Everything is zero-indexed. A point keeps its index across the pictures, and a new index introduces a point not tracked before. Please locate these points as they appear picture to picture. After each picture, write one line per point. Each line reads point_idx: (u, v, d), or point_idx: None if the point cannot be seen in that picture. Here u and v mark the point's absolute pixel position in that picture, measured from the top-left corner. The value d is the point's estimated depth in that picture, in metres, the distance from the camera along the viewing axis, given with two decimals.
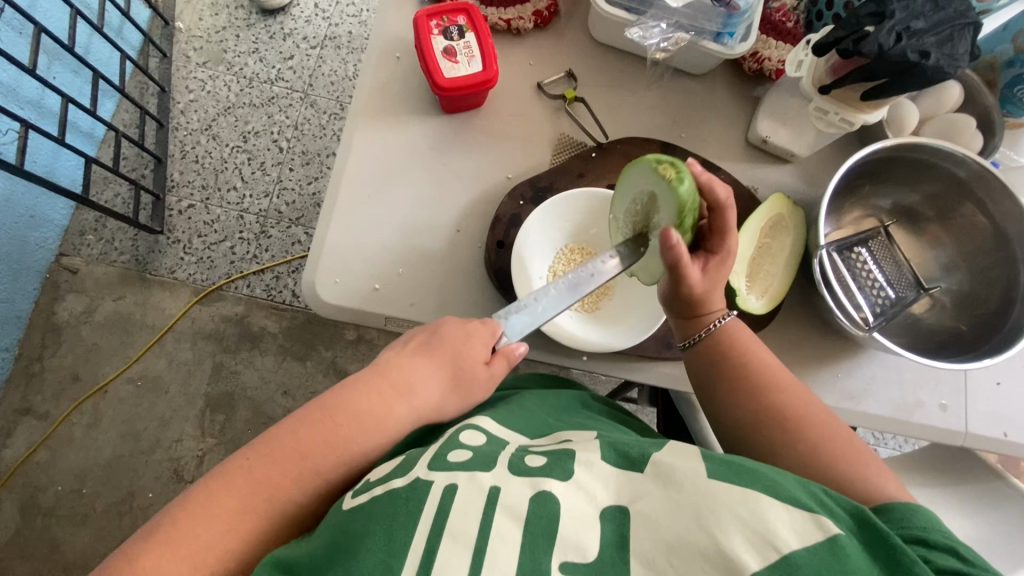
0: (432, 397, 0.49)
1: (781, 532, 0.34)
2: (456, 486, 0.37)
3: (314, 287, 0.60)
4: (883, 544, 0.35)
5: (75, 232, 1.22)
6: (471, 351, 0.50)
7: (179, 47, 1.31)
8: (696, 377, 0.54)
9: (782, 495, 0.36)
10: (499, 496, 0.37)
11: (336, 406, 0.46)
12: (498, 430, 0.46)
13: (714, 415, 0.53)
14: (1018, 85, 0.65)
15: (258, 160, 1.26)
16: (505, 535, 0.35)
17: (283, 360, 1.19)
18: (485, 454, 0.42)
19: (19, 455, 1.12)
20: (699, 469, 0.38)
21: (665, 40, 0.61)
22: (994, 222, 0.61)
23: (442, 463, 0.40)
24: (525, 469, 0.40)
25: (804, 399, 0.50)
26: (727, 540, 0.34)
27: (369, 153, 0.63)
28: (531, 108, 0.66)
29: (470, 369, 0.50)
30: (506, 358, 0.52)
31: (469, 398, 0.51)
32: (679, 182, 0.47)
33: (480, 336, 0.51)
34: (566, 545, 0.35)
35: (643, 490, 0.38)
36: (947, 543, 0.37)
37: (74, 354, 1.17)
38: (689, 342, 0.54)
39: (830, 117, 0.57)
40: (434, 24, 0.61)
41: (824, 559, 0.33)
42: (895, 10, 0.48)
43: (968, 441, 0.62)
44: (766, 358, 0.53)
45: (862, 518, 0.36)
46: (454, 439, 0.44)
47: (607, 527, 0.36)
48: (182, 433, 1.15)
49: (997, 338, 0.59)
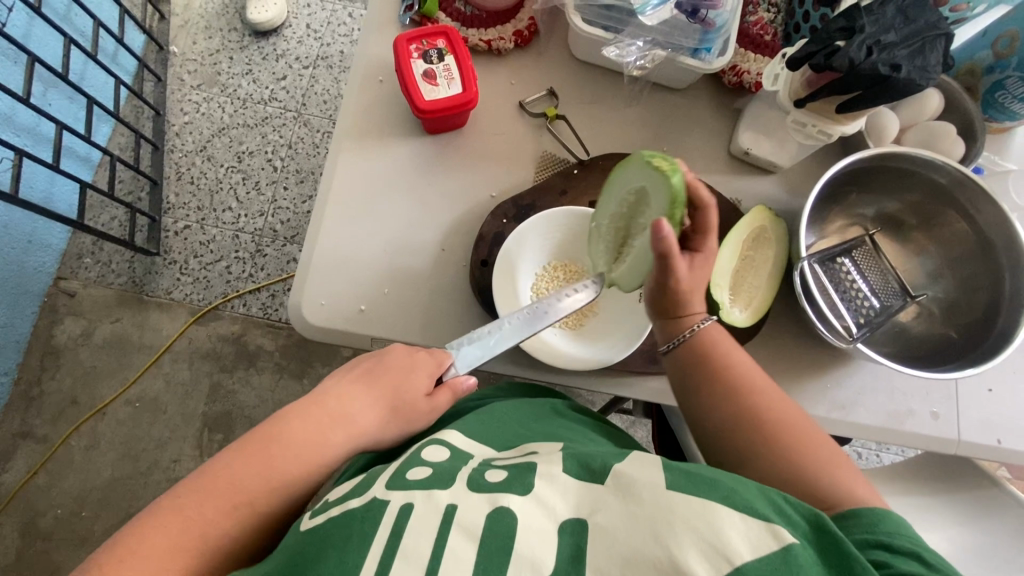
0: (364, 426, 0.49)
1: (736, 544, 0.34)
2: (412, 506, 0.38)
3: (300, 310, 0.60)
4: (839, 551, 0.35)
5: (73, 255, 1.23)
6: (414, 383, 0.51)
7: (173, 70, 1.33)
8: (674, 378, 0.54)
9: (739, 505, 0.36)
10: (455, 514, 0.37)
11: (276, 432, 0.46)
12: (463, 443, 0.47)
13: (690, 416, 0.52)
14: (999, 92, 0.65)
15: (253, 180, 1.28)
16: (458, 555, 0.35)
17: (280, 378, 1.19)
18: (445, 470, 0.42)
19: (19, 478, 1.13)
20: (658, 480, 0.38)
21: (643, 58, 0.62)
22: (977, 229, 0.61)
23: (400, 482, 0.40)
24: (483, 485, 0.40)
25: (784, 408, 0.48)
26: (681, 553, 0.34)
27: (354, 175, 0.64)
28: (513, 126, 0.67)
29: (411, 402, 0.51)
30: (453, 389, 0.53)
31: (407, 429, 0.51)
32: (671, 173, 0.48)
33: (426, 366, 0.52)
34: (521, 560, 0.35)
35: (602, 502, 0.38)
36: (911, 548, 0.37)
37: (72, 377, 1.18)
38: (671, 345, 0.53)
39: (807, 129, 0.57)
40: (413, 48, 0.62)
41: (776, 569, 0.33)
42: (865, 25, 0.49)
43: (962, 450, 0.62)
44: (746, 366, 0.51)
45: (820, 524, 0.36)
46: (416, 457, 0.45)
47: (565, 540, 0.36)
48: (181, 453, 1.15)
49: (985, 345, 0.58)
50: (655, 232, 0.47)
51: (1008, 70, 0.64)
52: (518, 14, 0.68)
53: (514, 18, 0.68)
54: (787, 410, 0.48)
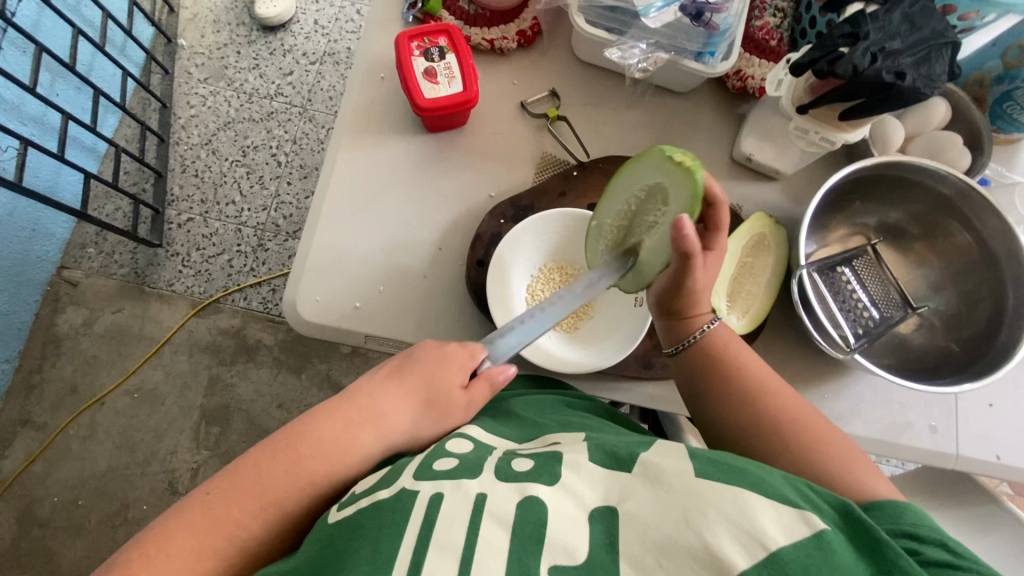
0: (399, 422, 0.47)
1: (768, 529, 0.34)
2: (443, 495, 0.37)
3: (295, 305, 0.60)
4: (869, 539, 0.35)
5: (76, 245, 1.23)
6: (447, 375, 0.49)
7: (181, 63, 1.33)
8: (684, 386, 0.54)
9: (770, 493, 0.36)
10: (485, 503, 0.36)
11: (302, 432, 0.45)
12: (484, 437, 0.46)
13: (704, 423, 0.52)
14: (1007, 102, 0.64)
15: (257, 175, 1.28)
16: (493, 543, 0.34)
17: (278, 373, 1.20)
18: (471, 460, 0.41)
19: (17, 466, 1.13)
20: (687, 468, 0.37)
21: (644, 61, 0.62)
22: (981, 241, 0.60)
23: (428, 472, 0.39)
24: (512, 475, 0.39)
25: (798, 408, 0.48)
26: (716, 540, 0.33)
27: (355, 170, 0.64)
28: (515, 126, 0.67)
29: (446, 393, 0.49)
30: (489, 382, 0.50)
31: (446, 421, 0.49)
32: (695, 171, 0.44)
33: (458, 357, 0.50)
34: (555, 548, 0.34)
35: (632, 490, 0.37)
36: (936, 537, 0.37)
37: (72, 366, 1.18)
38: (673, 351, 0.54)
39: (811, 135, 0.57)
40: (415, 45, 0.62)
41: (812, 555, 0.33)
42: (869, 32, 0.48)
43: (960, 464, 0.61)
44: (758, 368, 0.51)
45: (848, 513, 0.36)
46: (440, 448, 0.43)
47: (595, 528, 0.36)
48: (178, 445, 1.15)
49: (987, 358, 0.57)
50: (676, 229, 0.44)
51: (1018, 81, 0.63)
52: (522, 14, 0.68)
53: (517, 18, 0.68)
54: (800, 411, 0.48)
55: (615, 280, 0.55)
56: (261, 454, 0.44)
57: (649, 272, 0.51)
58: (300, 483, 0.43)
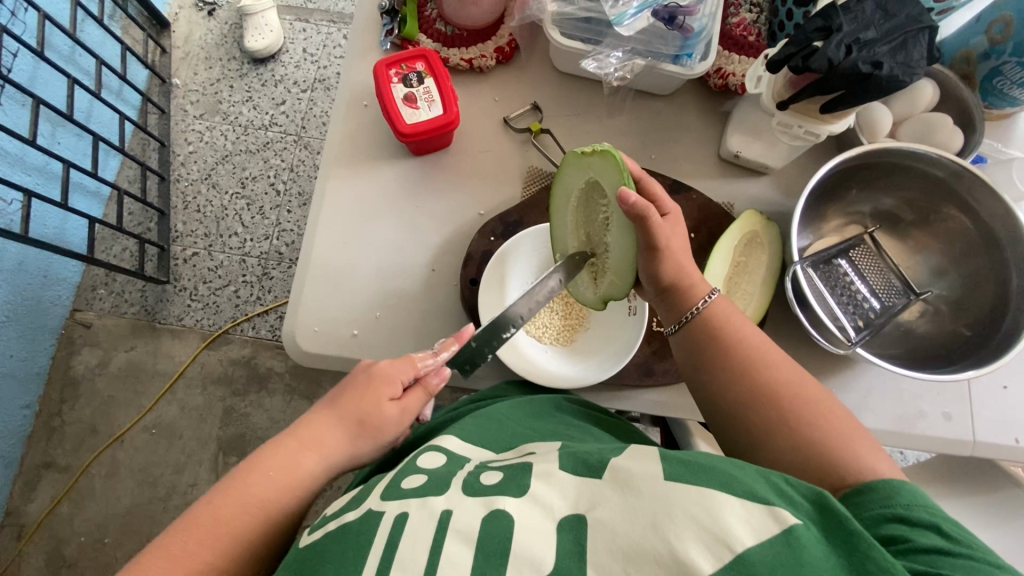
0: (339, 446, 0.48)
1: (734, 529, 0.33)
2: (407, 515, 0.37)
3: (294, 337, 0.60)
4: (842, 529, 0.34)
5: (88, 288, 1.26)
6: (375, 394, 0.50)
7: (177, 102, 1.36)
8: (682, 359, 0.52)
9: (738, 491, 0.35)
10: (450, 520, 0.36)
11: (246, 476, 0.45)
12: (459, 447, 0.46)
13: (699, 398, 0.51)
14: (997, 78, 0.63)
15: (257, 205, 1.30)
16: (455, 561, 0.34)
17: (291, 400, 1.21)
18: (441, 476, 0.42)
19: (43, 508, 1.15)
20: (654, 472, 0.37)
21: (622, 68, 0.62)
22: (979, 221, 0.59)
23: (395, 492, 0.40)
24: (480, 489, 0.39)
25: (798, 380, 0.47)
26: (682, 545, 0.33)
27: (346, 199, 0.65)
28: (500, 143, 0.67)
29: (376, 412, 0.50)
30: (426, 389, 0.53)
31: (382, 437, 0.50)
32: (603, 149, 0.49)
33: (388, 373, 0.51)
34: (521, 561, 0.34)
35: (601, 497, 0.37)
36: (929, 520, 0.36)
37: (91, 407, 1.20)
38: (675, 328, 0.53)
39: (793, 130, 0.56)
40: (393, 72, 0.63)
41: (780, 553, 0.32)
42: (842, 24, 0.48)
43: (977, 451, 0.59)
44: (756, 339, 0.50)
45: (822, 504, 0.35)
46: (412, 465, 0.44)
47: (564, 538, 0.35)
48: (197, 477, 1.17)
49: (995, 340, 0.56)
50: (623, 202, 0.46)
51: (1004, 56, 0.61)
52: (499, 31, 0.68)
53: (494, 35, 0.68)
54: (803, 383, 0.47)
55: (605, 300, 0.56)
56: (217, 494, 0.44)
57: (628, 262, 0.53)
58: (256, 510, 0.44)
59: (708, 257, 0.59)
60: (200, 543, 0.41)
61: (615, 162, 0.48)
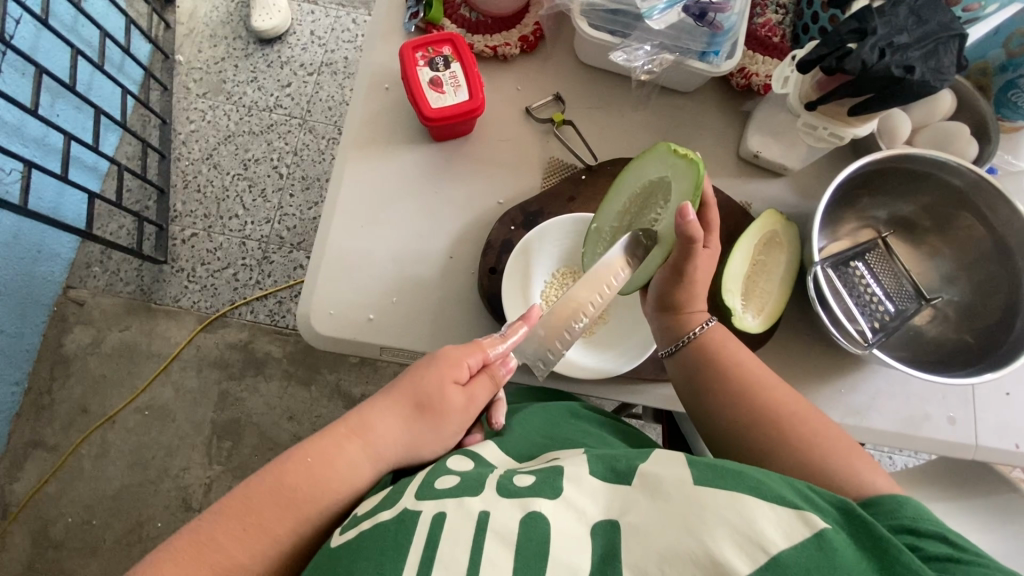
0: (397, 438, 0.47)
1: (767, 531, 0.33)
2: (445, 513, 0.36)
3: (309, 319, 0.60)
4: (870, 536, 0.34)
5: (81, 265, 1.23)
6: (437, 376, 0.49)
7: (179, 79, 1.33)
8: (681, 383, 0.53)
9: (768, 495, 0.35)
10: (488, 520, 0.36)
11: (284, 473, 0.43)
12: (483, 453, 0.46)
13: (698, 421, 0.52)
14: (1012, 90, 0.64)
15: (259, 188, 1.28)
16: (496, 562, 0.34)
17: (288, 386, 1.20)
18: (472, 478, 0.41)
19: (29, 488, 1.13)
20: (685, 476, 0.37)
21: (651, 62, 0.62)
22: (992, 230, 0.60)
23: (430, 491, 0.39)
24: (514, 490, 0.38)
25: (794, 402, 0.48)
26: (716, 545, 0.33)
27: (365, 182, 0.64)
28: (521, 132, 0.67)
29: (438, 395, 0.48)
30: (492, 377, 0.51)
31: (440, 422, 0.48)
32: (695, 160, 0.49)
33: (451, 360, 0.50)
34: (559, 565, 0.34)
35: (633, 503, 0.37)
36: (935, 529, 0.36)
37: (81, 386, 1.18)
38: (672, 349, 0.54)
39: (818, 132, 0.57)
40: (419, 55, 0.62)
41: (812, 556, 0.32)
42: (877, 26, 0.48)
43: (979, 454, 0.61)
44: (750, 362, 0.51)
45: (847, 510, 0.36)
46: (441, 466, 0.43)
47: (597, 541, 0.35)
48: (190, 461, 1.15)
49: (1003, 348, 0.58)
50: (680, 215, 0.48)
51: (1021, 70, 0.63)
52: (523, 20, 0.68)
53: (519, 24, 0.68)
54: (800, 404, 0.48)
55: None
56: (262, 487, 0.43)
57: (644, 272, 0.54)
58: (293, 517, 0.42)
59: (729, 254, 0.59)
60: (240, 545, 0.40)
61: (695, 177, 0.49)
